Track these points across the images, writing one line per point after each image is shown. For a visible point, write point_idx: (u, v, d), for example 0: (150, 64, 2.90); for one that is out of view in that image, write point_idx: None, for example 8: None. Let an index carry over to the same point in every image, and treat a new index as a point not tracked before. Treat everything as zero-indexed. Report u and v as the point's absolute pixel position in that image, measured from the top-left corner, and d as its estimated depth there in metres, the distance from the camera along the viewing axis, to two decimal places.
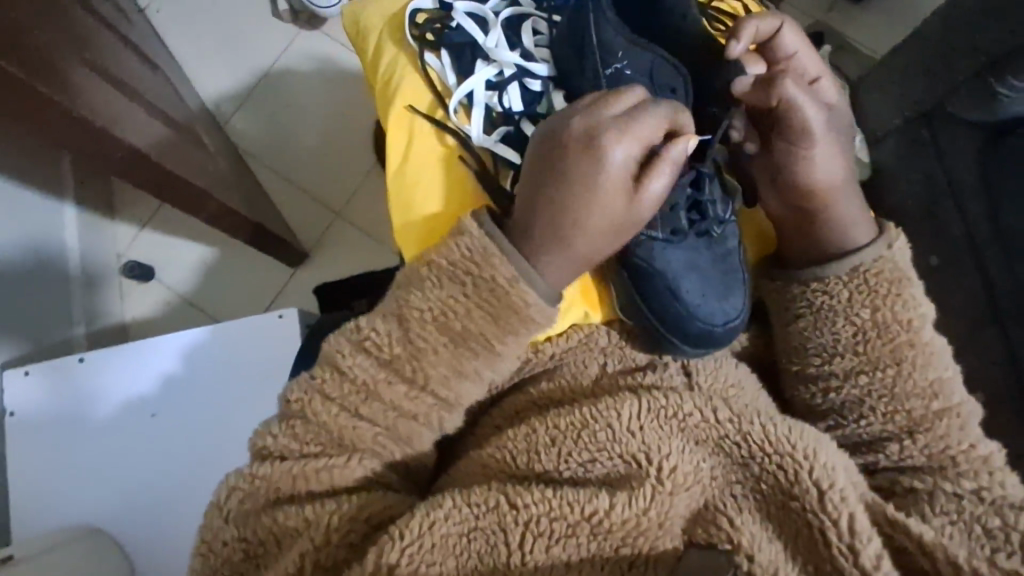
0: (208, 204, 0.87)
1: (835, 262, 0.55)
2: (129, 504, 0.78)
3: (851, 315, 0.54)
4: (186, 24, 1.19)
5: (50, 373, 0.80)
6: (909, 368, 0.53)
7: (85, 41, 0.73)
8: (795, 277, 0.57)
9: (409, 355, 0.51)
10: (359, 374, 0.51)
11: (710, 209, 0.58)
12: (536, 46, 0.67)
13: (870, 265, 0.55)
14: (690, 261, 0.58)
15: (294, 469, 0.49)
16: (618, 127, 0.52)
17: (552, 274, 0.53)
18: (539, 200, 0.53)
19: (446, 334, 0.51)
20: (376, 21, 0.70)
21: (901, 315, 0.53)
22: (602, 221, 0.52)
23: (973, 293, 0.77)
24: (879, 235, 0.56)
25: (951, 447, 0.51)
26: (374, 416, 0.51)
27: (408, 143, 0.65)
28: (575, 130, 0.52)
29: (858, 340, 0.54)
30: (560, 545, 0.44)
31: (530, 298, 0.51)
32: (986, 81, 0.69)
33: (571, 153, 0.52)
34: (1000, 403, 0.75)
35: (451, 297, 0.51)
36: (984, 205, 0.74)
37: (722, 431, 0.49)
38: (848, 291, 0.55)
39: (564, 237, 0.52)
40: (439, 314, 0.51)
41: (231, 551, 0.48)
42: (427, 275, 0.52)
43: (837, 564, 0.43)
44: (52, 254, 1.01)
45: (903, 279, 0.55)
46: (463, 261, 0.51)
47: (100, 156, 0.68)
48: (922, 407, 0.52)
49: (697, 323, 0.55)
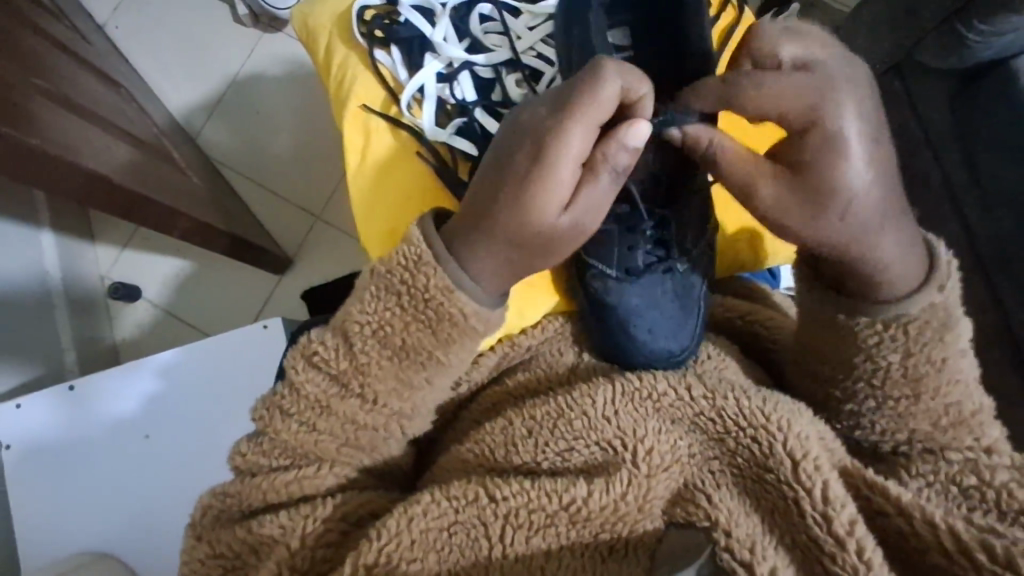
0: (181, 221, 0.86)
1: (870, 307, 0.50)
2: (131, 526, 0.78)
3: (876, 355, 0.50)
4: (146, 39, 1.18)
5: (38, 405, 0.79)
6: (928, 398, 0.49)
7: (30, 69, 0.72)
8: (844, 304, 0.52)
9: (354, 370, 0.50)
10: (311, 390, 0.50)
11: (675, 249, 0.60)
12: (486, 32, 0.67)
13: (916, 315, 0.49)
14: (649, 298, 0.59)
15: (263, 484, 0.50)
16: (588, 124, 0.46)
17: (494, 272, 0.50)
18: (496, 199, 0.48)
19: (387, 348, 0.50)
20: (325, 19, 0.70)
21: (935, 356, 0.49)
22: (543, 229, 0.48)
23: (953, 241, 0.76)
24: (930, 275, 0.50)
25: (956, 442, 0.50)
26: (332, 430, 0.50)
27: (366, 141, 0.66)
28: (541, 119, 0.47)
29: (877, 374, 0.51)
30: (540, 535, 0.45)
31: (468, 308, 0.49)
32: (955, 27, 0.68)
33: (529, 149, 0.47)
34: (985, 351, 0.75)
35: (388, 309, 0.49)
36: (962, 154, 0.74)
37: (697, 408, 0.49)
38: (880, 337, 0.50)
39: (514, 246, 0.49)
40: (377, 328, 0.50)
41: (208, 569, 0.48)
42: (367, 286, 0.51)
43: (812, 532, 0.43)
44: (34, 284, 1.00)
45: (950, 326, 0.49)
46: (400, 268, 0.49)
47: (62, 185, 0.67)
48: (929, 426, 0.50)
49: (640, 357, 0.55)
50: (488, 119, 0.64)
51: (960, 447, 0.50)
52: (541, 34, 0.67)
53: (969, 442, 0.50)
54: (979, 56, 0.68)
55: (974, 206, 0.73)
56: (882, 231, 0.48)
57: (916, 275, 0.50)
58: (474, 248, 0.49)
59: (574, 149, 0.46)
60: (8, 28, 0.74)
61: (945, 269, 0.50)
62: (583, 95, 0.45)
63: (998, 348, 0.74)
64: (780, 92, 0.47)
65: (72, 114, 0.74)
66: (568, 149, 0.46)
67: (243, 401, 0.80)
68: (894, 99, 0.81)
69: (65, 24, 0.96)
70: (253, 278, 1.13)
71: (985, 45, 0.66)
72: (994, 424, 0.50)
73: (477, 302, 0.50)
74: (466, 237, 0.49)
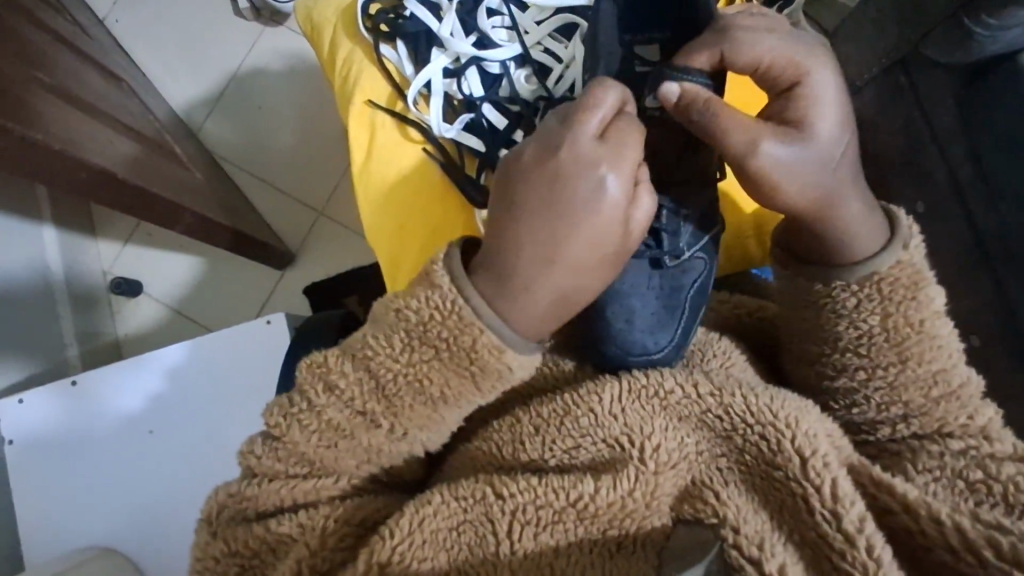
0: (185, 215, 0.85)
1: (843, 270, 0.53)
2: (136, 522, 0.78)
3: (857, 320, 0.52)
4: (148, 33, 1.18)
5: (41, 400, 0.79)
6: (915, 365, 0.51)
7: (32, 64, 0.72)
8: (821, 275, 0.54)
9: (384, 410, 0.49)
10: (334, 417, 0.49)
11: (665, 241, 0.60)
12: (493, 27, 0.67)
13: (895, 264, 0.52)
14: (635, 286, 0.60)
15: (282, 490, 0.50)
16: (621, 154, 0.48)
17: (514, 301, 0.47)
18: (538, 217, 0.47)
19: (421, 396, 0.48)
20: (330, 14, 0.71)
21: (912, 318, 0.51)
22: (587, 253, 0.47)
23: (961, 236, 0.75)
24: (893, 235, 0.53)
25: (948, 424, 0.50)
26: (352, 449, 0.49)
27: (372, 137, 0.66)
28: (578, 141, 0.48)
29: (862, 343, 0.52)
30: (547, 532, 0.45)
31: (514, 362, 0.48)
32: (962, 22, 0.67)
33: (575, 168, 0.47)
34: (991, 349, 0.75)
35: (424, 362, 0.48)
36: (967, 149, 0.72)
37: (704, 406, 0.49)
38: (856, 299, 0.52)
39: (548, 266, 0.47)
40: (414, 378, 0.48)
41: (224, 567, 0.49)
42: (398, 330, 0.48)
43: (822, 529, 0.43)
44: (37, 279, 1.00)
45: (920, 282, 0.52)
46: (438, 324, 0.47)
47: (66, 180, 0.67)
48: (921, 397, 0.51)
49: (613, 347, 0.56)
50: (497, 117, 0.65)
51: (957, 433, 0.50)
52: (549, 30, 0.66)
53: (963, 421, 0.50)
54: (985, 50, 0.67)
55: (979, 202, 0.72)
56: (850, 195, 0.52)
57: (880, 231, 0.53)
58: (505, 263, 0.47)
59: (624, 173, 0.48)
60: (7, 22, 0.74)
61: (906, 229, 0.53)
62: (624, 129, 0.49)
63: (1006, 346, 0.73)
64: (773, 50, 0.52)
65: (75, 111, 0.74)
66: (605, 175, 0.47)
67: (243, 400, 0.80)
68: (900, 94, 0.80)
69: (66, 18, 0.96)
70: (257, 273, 1.13)
71: (992, 40, 0.65)
72: (986, 401, 0.51)
73: (518, 356, 0.48)
74: (502, 254, 0.47)
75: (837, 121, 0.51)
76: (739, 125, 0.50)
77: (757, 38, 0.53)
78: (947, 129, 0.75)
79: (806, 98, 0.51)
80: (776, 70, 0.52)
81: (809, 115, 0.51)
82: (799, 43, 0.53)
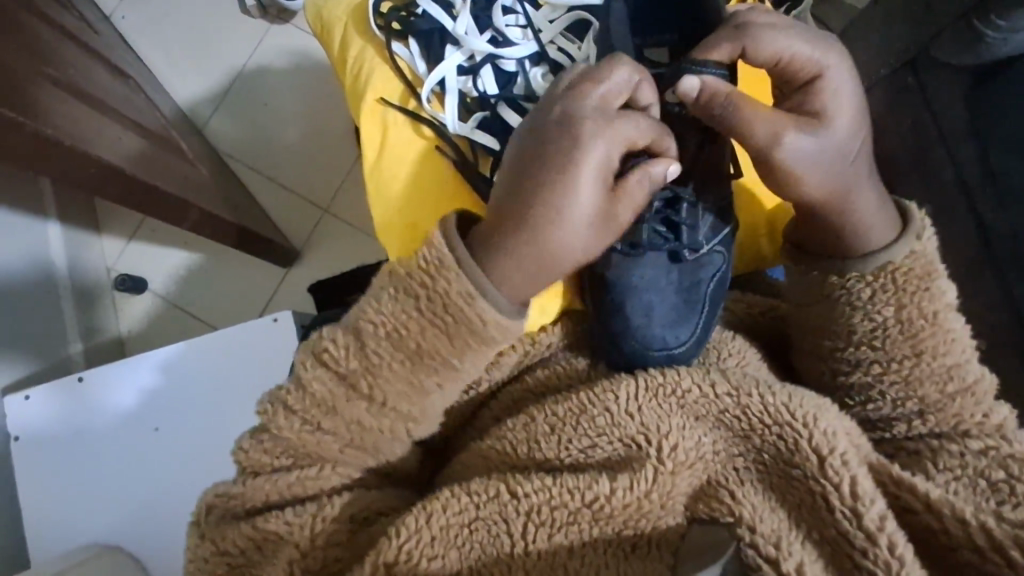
0: (190, 211, 0.85)
1: (857, 261, 0.53)
2: (141, 520, 0.78)
3: (873, 312, 0.52)
4: (154, 29, 1.17)
5: (48, 396, 0.79)
6: (929, 359, 0.51)
7: (40, 58, 0.72)
8: (834, 267, 0.54)
9: (364, 370, 0.49)
10: (317, 390, 0.50)
11: (685, 234, 0.59)
12: (507, 24, 0.66)
13: (902, 262, 0.52)
14: (653, 280, 0.59)
15: (266, 483, 0.49)
16: (609, 125, 0.50)
17: (512, 267, 0.50)
18: (527, 187, 0.50)
19: (401, 352, 0.49)
20: (340, 13, 0.71)
21: (927, 309, 0.51)
22: (573, 219, 0.49)
23: (967, 237, 0.75)
24: (905, 227, 0.53)
25: (965, 420, 0.50)
26: (337, 429, 0.50)
27: (384, 134, 0.66)
28: (561, 115, 0.51)
29: (877, 336, 0.52)
30: (561, 533, 0.44)
31: (488, 314, 0.49)
32: (973, 25, 0.66)
33: (557, 140, 0.50)
34: (999, 351, 0.75)
35: (403, 311, 0.49)
36: (977, 152, 0.72)
37: (721, 405, 0.49)
38: (871, 290, 0.52)
39: (539, 233, 0.49)
40: (392, 329, 0.49)
41: (213, 567, 0.48)
42: (385, 287, 0.51)
43: (842, 527, 0.43)
44: (41, 275, 1.00)
45: (933, 274, 0.52)
46: (419, 272, 0.49)
47: (73, 174, 0.67)
48: (936, 392, 0.50)
49: (631, 342, 0.55)
50: (511, 114, 0.64)
51: (977, 433, 0.50)
52: (562, 28, 0.66)
53: (979, 419, 0.50)
54: (992, 53, 0.66)
55: (988, 203, 0.72)
56: (864, 188, 0.53)
57: (890, 221, 0.53)
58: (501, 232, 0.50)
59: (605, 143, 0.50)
60: (15, 16, 0.74)
61: (918, 221, 0.53)
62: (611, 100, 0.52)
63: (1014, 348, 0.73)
64: (793, 43, 0.52)
65: (83, 106, 0.74)
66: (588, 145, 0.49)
67: (251, 397, 0.80)
68: (908, 95, 0.80)
69: (73, 13, 0.95)
70: (262, 270, 1.12)
71: (1001, 42, 0.65)
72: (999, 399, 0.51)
73: (497, 313, 0.49)
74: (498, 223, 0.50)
75: (852, 116, 0.52)
76: (759, 119, 0.50)
77: (780, 30, 0.52)
78: (955, 129, 0.74)
79: (823, 95, 0.52)
80: (795, 63, 0.52)
81: (826, 111, 0.51)
82: (818, 36, 0.52)
